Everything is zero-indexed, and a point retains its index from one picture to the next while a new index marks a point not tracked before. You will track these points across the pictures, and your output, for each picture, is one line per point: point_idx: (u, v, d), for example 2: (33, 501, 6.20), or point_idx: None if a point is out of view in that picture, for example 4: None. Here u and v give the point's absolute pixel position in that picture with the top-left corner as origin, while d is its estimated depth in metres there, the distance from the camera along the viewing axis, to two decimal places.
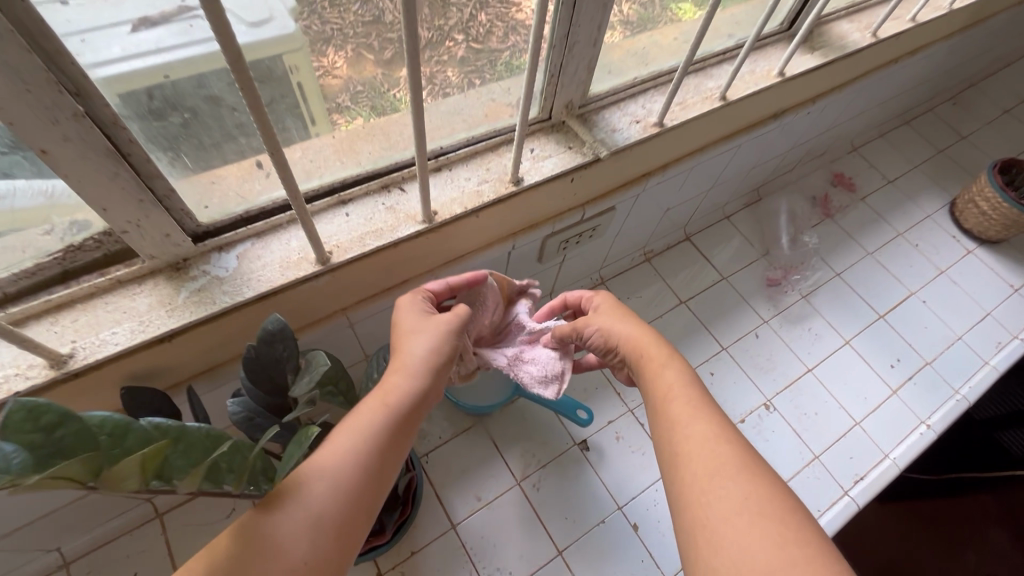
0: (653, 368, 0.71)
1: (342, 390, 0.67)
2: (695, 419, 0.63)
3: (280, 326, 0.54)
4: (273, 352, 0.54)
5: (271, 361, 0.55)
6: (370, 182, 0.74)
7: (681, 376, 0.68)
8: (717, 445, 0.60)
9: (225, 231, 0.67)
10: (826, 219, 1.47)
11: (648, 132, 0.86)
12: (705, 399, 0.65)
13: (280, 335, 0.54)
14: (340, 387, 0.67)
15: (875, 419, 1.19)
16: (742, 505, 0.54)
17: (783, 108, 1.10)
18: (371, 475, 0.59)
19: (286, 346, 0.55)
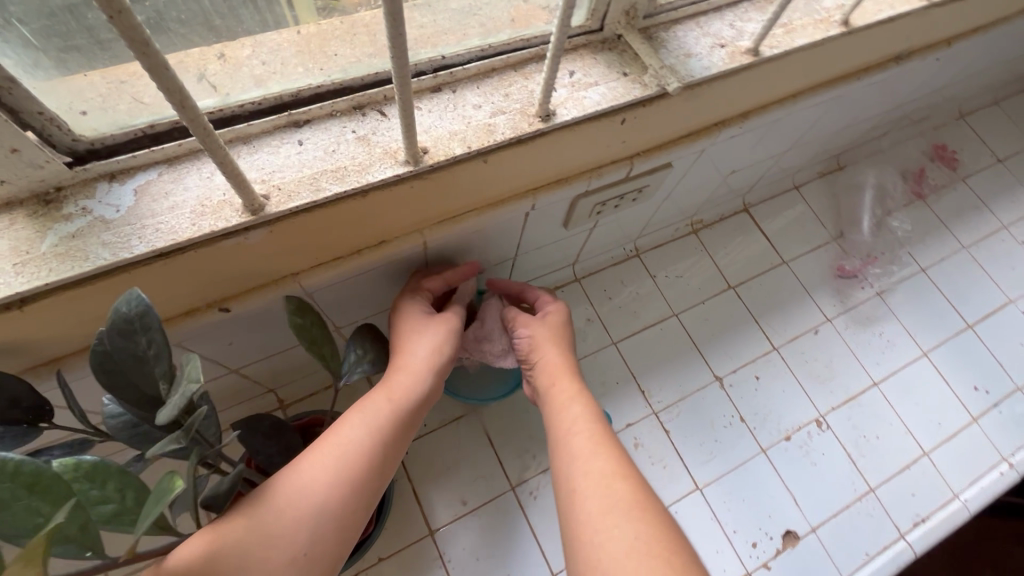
0: (558, 402, 0.64)
1: (325, 355, 0.54)
2: (602, 455, 0.57)
3: (142, 310, 0.37)
4: (133, 348, 0.37)
5: (129, 360, 0.37)
6: (338, 98, 0.52)
7: (585, 412, 0.62)
8: (620, 481, 0.54)
9: (121, 152, 0.47)
10: (918, 199, 1.20)
11: (735, 62, 0.61)
12: (607, 435, 0.60)
13: (141, 324, 0.37)
14: (323, 352, 0.54)
15: (947, 452, 0.99)
16: (640, 548, 0.48)
17: (909, 50, 0.82)
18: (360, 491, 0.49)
19: (151, 341, 0.37)
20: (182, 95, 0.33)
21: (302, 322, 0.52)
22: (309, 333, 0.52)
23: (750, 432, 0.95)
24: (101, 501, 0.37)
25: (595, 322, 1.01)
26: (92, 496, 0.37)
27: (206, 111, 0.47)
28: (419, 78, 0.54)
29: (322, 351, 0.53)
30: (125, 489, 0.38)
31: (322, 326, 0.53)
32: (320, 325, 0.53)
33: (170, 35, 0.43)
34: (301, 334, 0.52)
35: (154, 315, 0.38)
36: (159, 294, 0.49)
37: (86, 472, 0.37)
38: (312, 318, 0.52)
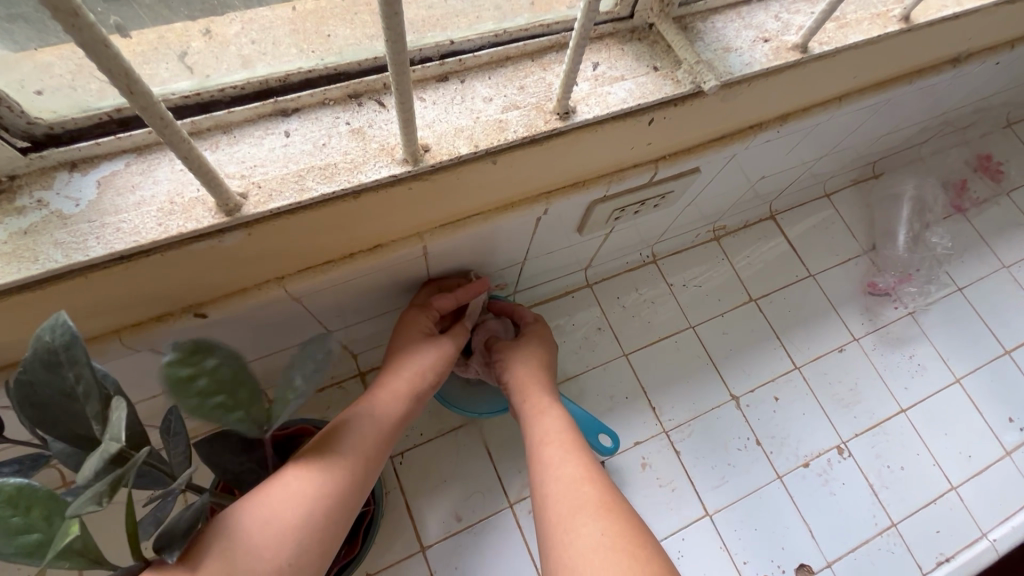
0: (532, 417, 0.65)
1: (241, 402, 0.42)
2: (573, 461, 0.58)
3: (67, 338, 0.33)
4: (60, 382, 0.34)
5: (57, 395, 0.34)
6: (332, 85, 0.46)
7: (557, 423, 0.63)
8: (591, 485, 0.54)
9: (83, 138, 0.41)
10: (957, 213, 1.12)
11: (779, 59, 0.54)
12: (579, 443, 0.60)
13: (67, 355, 0.34)
14: (239, 398, 0.41)
15: (976, 486, 0.93)
16: (611, 546, 0.48)
17: (969, 51, 0.75)
18: (340, 504, 0.49)
19: (79, 376, 0.34)
20: (129, 77, 0.28)
21: (193, 369, 0.39)
22: (210, 379, 0.39)
23: (765, 456, 0.90)
24: (25, 530, 0.32)
25: (606, 331, 0.95)
26: (12, 524, 0.32)
27: (181, 94, 0.42)
28: (424, 65, 0.48)
29: (235, 399, 0.41)
30: (52, 518, 0.33)
31: (228, 364, 0.40)
32: (224, 365, 0.40)
33: (135, 6, 0.39)
34: (192, 387, 0.39)
35: (82, 344, 0.34)
36: (126, 298, 0.44)
37: (7, 496, 0.32)
38: (211, 359, 0.39)
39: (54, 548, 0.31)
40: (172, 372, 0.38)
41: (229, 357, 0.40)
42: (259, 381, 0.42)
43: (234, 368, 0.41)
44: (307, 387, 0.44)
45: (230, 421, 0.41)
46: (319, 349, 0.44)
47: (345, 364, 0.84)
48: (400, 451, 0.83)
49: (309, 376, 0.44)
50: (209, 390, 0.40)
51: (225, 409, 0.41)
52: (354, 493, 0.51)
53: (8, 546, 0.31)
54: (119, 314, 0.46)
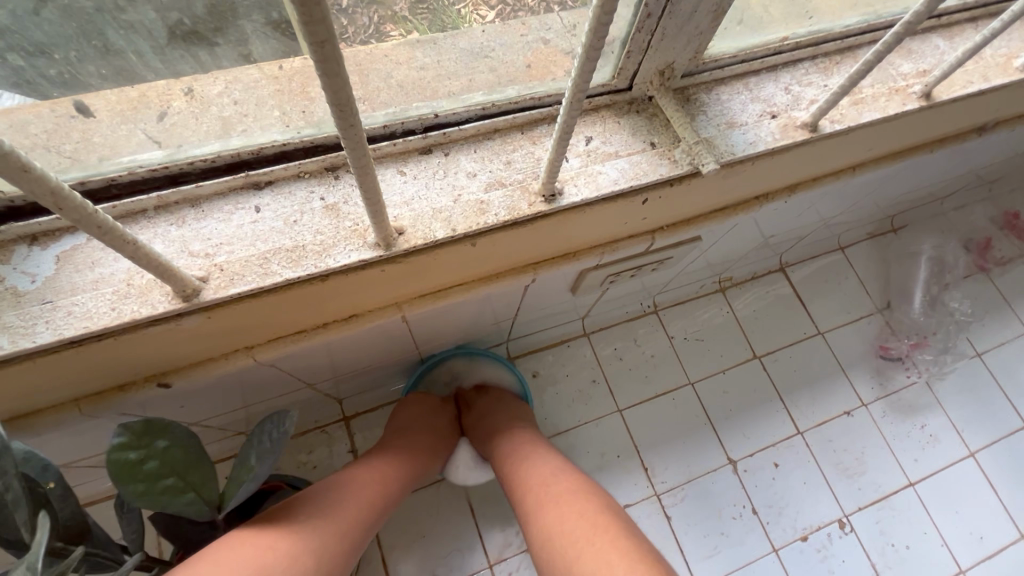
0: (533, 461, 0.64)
1: (192, 484, 0.43)
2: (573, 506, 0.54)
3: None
4: None
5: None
6: (307, 158, 0.44)
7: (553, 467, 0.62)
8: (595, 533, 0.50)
9: (43, 212, 0.40)
10: (981, 273, 1.07)
11: (786, 138, 0.51)
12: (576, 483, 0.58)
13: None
14: (190, 480, 0.43)
15: (987, 571, 0.87)
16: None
17: (997, 119, 0.70)
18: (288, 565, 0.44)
19: (8, 486, 0.33)
20: (56, 195, 0.26)
21: (142, 452, 0.40)
22: (160, 462, 0.41)
23: (762, 527, 0.86)
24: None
25: (601, 384, 0.92)
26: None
27: (148, 168, 0.41)
28: (406, 137, 0.46)
29: (185, 481, 0.43)
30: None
31: (179, 446, 0.42)
32: (175, 446, 0.42)
33: None
34: (141, 471, 0.41)
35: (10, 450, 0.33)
36: (81, 373, 0.42)
37: None
38: (161, 441, 0.41)
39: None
40: (121, 456, 0.40)
41: (182, 439, 0.42)
42: (211, 462, 0.44)
43: (185, 450, 0.43)
44: (261, 469, 0.44)
45: (179, 503, 0.43)
46: (277, 426, 0.44)
47: (330, 409, 0.82)
48: None
49: (263, 457, 0.44)
50: (159, 473, 0.42)
51: (174, 492, 0.42)
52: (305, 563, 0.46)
53: None
54: (76, 386, 0.44)
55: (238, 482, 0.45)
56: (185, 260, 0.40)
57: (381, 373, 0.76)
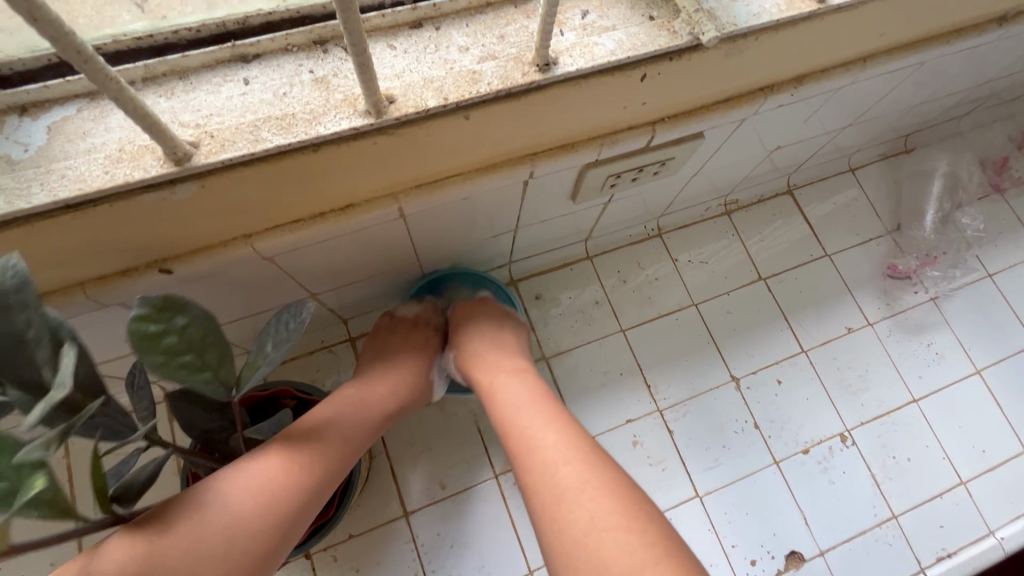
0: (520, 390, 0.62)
1: (210, 364, 0.42)
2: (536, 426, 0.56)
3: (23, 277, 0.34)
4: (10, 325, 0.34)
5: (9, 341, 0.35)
6: (294, 29, 0.43)
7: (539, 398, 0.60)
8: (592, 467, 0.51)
9: (32, 81, 0.39)
10: (994, 192, 1.04)
11: (791, 9, 0.49)
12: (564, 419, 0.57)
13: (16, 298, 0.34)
14: (207, 359, 0.41)
15: (989, 482, 0.88)
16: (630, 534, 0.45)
17: (1017, 8, 0.67)
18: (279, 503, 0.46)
19: (30, 320, 0.35)
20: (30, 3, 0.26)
21: (162, 326, 0.38)
22: (179, 337, 0.39)
23: (763, 440, 0.87)
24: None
25: (604, 306, 0.92)
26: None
27: (134, 36, 0.40)
28: (395, 9, 0.45)
29: (203, 360, 0.41)
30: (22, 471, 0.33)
31: (197, 325, 0.40)
32: (194, 325, 0.40)
33: None
34: (160, 343, 0.39)
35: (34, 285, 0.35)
36: (80, 250, 0.43)
37: None
38: (181, 318, 0.39)
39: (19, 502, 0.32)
40: (140, 327, 0.38)
41: (200, 318, 0.40)
42: (228, 344, 0.42)
43: (204, 329, 0.40)
44: (276, 354, 0.45)
45: (196, 381, 0.41)
46: (293, 315, 0.46)
47: (335, 329, 0.83)
48: None
49: (279, 343, 0.45)
50: (179, 348, 0.40)
51: (193, 369, 0.41)
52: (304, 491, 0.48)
53: None
54: (78, 267, 0.45)
55: (255, 365, 0.45)
56: (175, 129, 0.40)
57: (384, 289, 0.77)
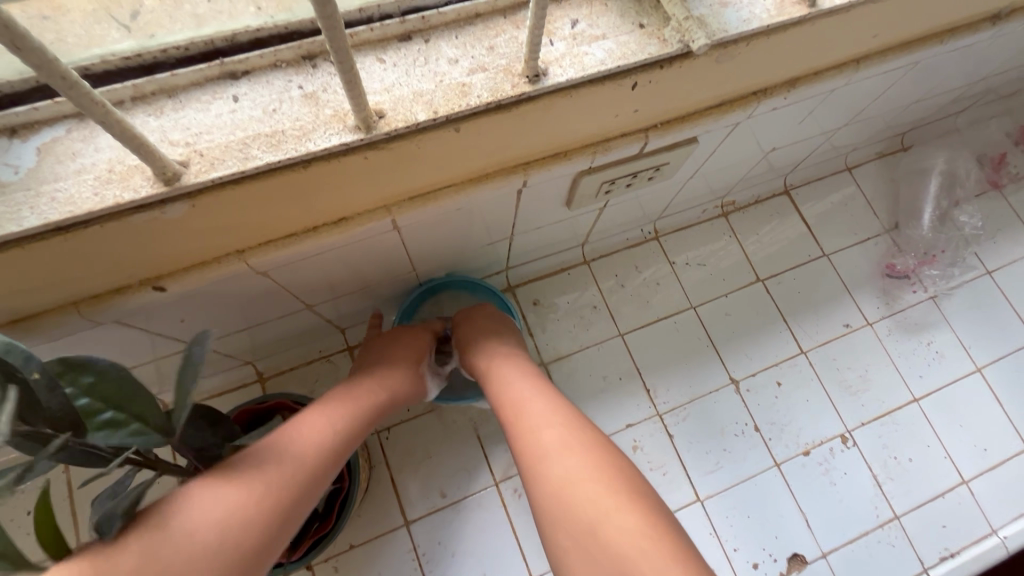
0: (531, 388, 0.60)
1: (132, 415, 0.38)
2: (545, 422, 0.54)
3: None
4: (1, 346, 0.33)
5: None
6: (283, 45, 0.43)
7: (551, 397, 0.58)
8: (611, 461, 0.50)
9: (21, 103, 0.39)
10: (993, 189, 1.04)
11: (782, 14, 0.48)
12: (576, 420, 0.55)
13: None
14: (128, 412, 0.38)
15: (991, 481, 0.88)
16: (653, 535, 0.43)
17: (1010, 6, 0.67)
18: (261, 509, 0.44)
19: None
20: (11, 31, 0.26)
21: (70, 388, 0.36)
22: (87, 395, 0.37)
23: (764, 443, 0.86)
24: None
25: (601, 310, 0.92)
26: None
27: (122, 56, 0.40)
28: (383, 22, 0.44)
29: (121, 412, 0.38)
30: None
31: (107, 378, 0.37)
32: (101, 380, 0.37)
33: None
34: (74, 407, 0.37)
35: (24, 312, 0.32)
36: (71, 270, 0.43)
37: None
38: (84, 376, 0.37)
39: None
40: (51, 394, 0.36)
41: (106, 370, 0.37)
42: (146, 392, 0.39)
43: (111, 381, 0.37)
44: (186, 391, 0.38)
45: (121, 436, 0.38)
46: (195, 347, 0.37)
47: (332, 339, 0.83)
48: (387, 426, 0.83)
49: (185, 383, 0.38)
50: (92, 408, 0.37)
51: (114, 425, 0.38)
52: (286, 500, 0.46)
53: None
54: (72, 286, 0.45)
55: (181, 407, 0.39)
56: (165, 148, 0.40)
57: (380, 298, 0.77)
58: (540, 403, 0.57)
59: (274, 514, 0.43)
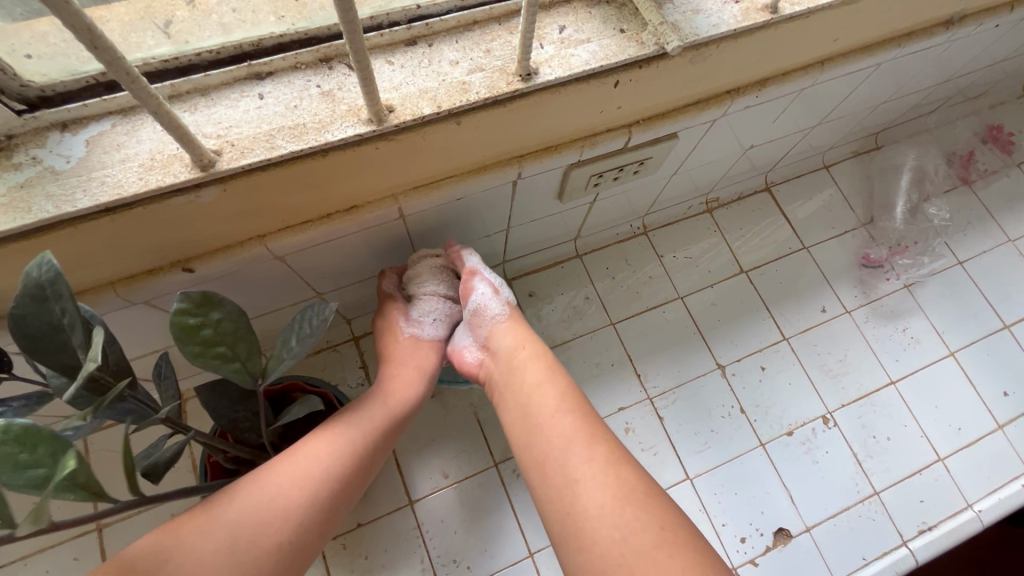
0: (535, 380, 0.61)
1: (240, 355, 0.46)
2: (556, 415, 0.56)
3: (55, 273, 0.36)
4: (47, 315, 0.36)
5: (44, 329, 0.37)
6: (303, 49, 0.48)
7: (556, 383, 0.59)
8: (615, 455, 0.53)
9: (71, 101, 0.45)
10: (963, 184, 1.10)
11: (747, 20, 0.54)
12: (581, 404, 0.58)
13: (52, 290, 0.36)
14: (239, 351, 0.46)
15: (965, 458, 0.92)
16: (660, 537, 0.46)
17: (961, 13, 0.73)
18: (290, 511, 0.49)
19: (65, 310, 0.37)
20: (91, 33, 0.31)
21: (199, 319, 0.42)
22: (214, 330, 0.43)
23: (749, 424, 0.91)
24: (33, 465, 0.35)
25: (594, 301, 0.97)
26: (21, 459, 0.35)
27: (161, 59, 0.45)
28: (392, 29, 0.50)
29: (235, 351, 0.45)
30: (57, 456, 0.36)
31: (230, 319, 0.44)
32: (227, 320, 0.44)
33: None
34: (198, 335, 0.43)
35: (65, 281, 0.37)
36: (112, 250, 0.47)
37: (17, 435, 0.35)
38: (216, 313, 0.43)
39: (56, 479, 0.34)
40: (180, 319, 0.41)
41: (233, 314, 0.44)
42: (258, 339, 0.47)
43: (236, 324, 0.44)
44: (299, 348, 0.48)
45: (226, 370, 0.46)
46: (316, 314, 0.49)
47: (339, 329, 0.88)
48: None
49: (302, 338, 0.49)
50: (214, 340, 0.44)
51: (224, 359, 0.45)
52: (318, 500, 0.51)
53: (18, 479, 0.35)
54: (110, 266, 0.50)
55: (278, 358, 0.49)
56: (199, 139, 0.45)
57: None
58: (552, 393, 0.59)
59: (303, 513, 0.49)
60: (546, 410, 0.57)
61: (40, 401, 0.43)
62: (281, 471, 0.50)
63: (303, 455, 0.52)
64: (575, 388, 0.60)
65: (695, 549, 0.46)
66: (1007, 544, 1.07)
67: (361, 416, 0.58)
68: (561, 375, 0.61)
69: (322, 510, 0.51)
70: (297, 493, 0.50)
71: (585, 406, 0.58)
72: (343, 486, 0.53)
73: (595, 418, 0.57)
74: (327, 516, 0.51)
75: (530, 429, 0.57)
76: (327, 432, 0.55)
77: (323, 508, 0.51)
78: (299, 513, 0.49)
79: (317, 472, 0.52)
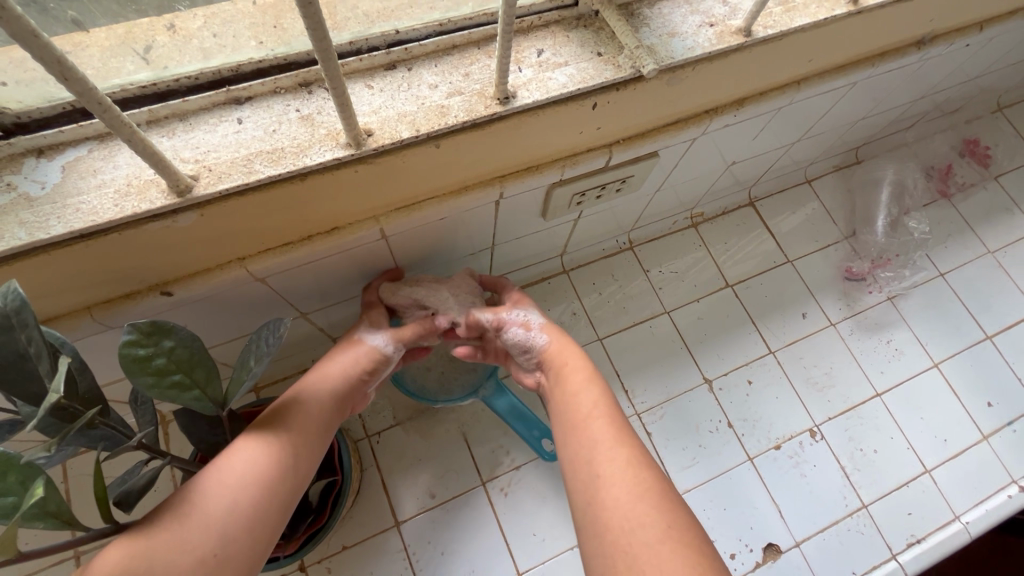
0: (574, 385, 0.65)
1: (198, 381, 0.46)
2: (591, 415, 0.60)
3: (19, 302, 0.35)
4: (11, 344, 0.36)
5: (9, 358, 0.36)
6: (282, 74, 0.49)
7: (597, 395, 0.62)
8: (638, 457, 0.55)
9: (47, 128, 0.44)
10: (942, 198, 1.12)
11: (722, 43, 0.55)
12: (618, 412, 0.61)
13: (18, 319, 0.36)
14: (196, 377, 0.45)
15: (952, 470, 0.93)
16: (667, 533, 0.47)
17: (933, 33, 0.74)
18: (228, 512, 0.46)
19: (31, 338, 0.36)
20: (62, 65, 0.31)
21: (151, 349, 0.42)
22: (167, 359, 0.43)
23: (737, 438, 0.91)
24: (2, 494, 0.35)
25: (581, 316, 0.97)
26: None
27: (139, 85, 0.45)
28: (371, 53, 0.51)
29: (191, 378, 0.45)
30: (27, 483, 0.36)
31: (185, 346, 0.44)
32: (181, 347, 0.43)
33: None
34: (151, 365, 0.42)
35: (31, 307, 0.36)
36: (86, 275, 0.47)
37: None
38: (169, 339, 0.43)
39: (24, 507, 0.33)
40: (129, 351, 0.41)
41: (186, 340, 0.44)
42: (215, 363, 0.46)
43: (191, 351, 0.44)
44: (259, 368, 0.48)
45: (186, 399, 0.45)
46: (273, 333, 0.48)
47: (325, 348, 0.87)
48: (377, 431, 0.87)
49: (260, 358, 0.48)
50: (167, 369, 0.43)
51: (182, 388, 0.45)
52: (257, 497, 0.48)
53: None
54: (88, 291, 0.49)
55: (239, 380, 0.49)
56: (177, 164, 0.45)
57: None
58: (590, 396, 0.62)
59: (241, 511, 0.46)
60: (581, 411, 0.61)
61: (12, 430, 0.42)
62: (208, 482, 0.47)
63: (221, 459, 0.49)
64: (613, 397, 0.63)
65: (698, 549, 0.46)
66: (995, 553, 1.08)
67: (280, 416, 0.55)
68: (599, 386, 0.64)
69: (279, 482, 0.50)
70: (230, 499, 0.46)
71: (620, 412, 0.61)
72: (280, 482, 0.50)
73: (626, 425, 0.59)
74: (269, 511, 0.49)
75: (570, 427, 0.61)
76: (243, 437, 0.51)
77: (277, 495, 0.50)
78: (256, 482, 0.48)
79: (245, 472, 0.48)
